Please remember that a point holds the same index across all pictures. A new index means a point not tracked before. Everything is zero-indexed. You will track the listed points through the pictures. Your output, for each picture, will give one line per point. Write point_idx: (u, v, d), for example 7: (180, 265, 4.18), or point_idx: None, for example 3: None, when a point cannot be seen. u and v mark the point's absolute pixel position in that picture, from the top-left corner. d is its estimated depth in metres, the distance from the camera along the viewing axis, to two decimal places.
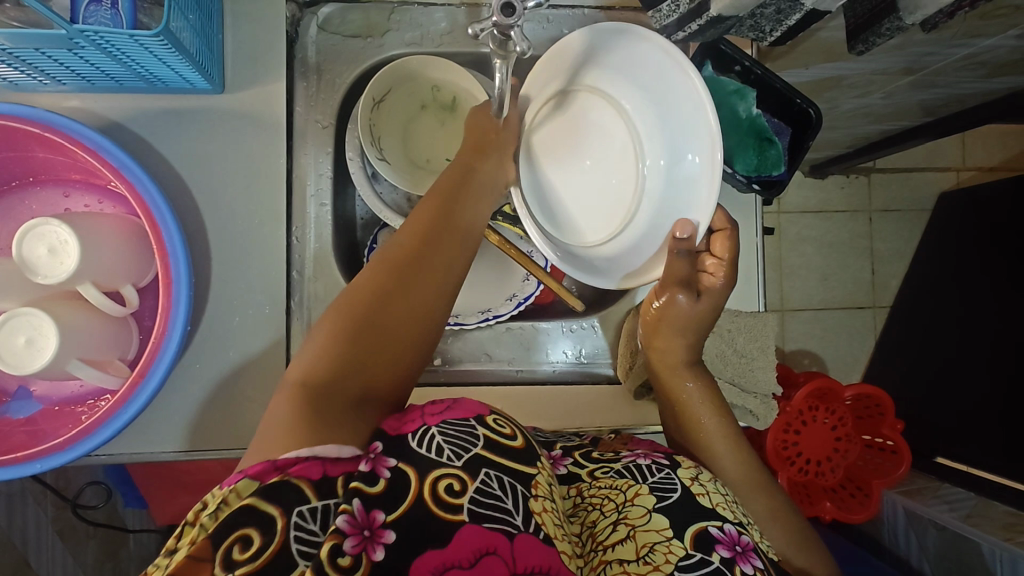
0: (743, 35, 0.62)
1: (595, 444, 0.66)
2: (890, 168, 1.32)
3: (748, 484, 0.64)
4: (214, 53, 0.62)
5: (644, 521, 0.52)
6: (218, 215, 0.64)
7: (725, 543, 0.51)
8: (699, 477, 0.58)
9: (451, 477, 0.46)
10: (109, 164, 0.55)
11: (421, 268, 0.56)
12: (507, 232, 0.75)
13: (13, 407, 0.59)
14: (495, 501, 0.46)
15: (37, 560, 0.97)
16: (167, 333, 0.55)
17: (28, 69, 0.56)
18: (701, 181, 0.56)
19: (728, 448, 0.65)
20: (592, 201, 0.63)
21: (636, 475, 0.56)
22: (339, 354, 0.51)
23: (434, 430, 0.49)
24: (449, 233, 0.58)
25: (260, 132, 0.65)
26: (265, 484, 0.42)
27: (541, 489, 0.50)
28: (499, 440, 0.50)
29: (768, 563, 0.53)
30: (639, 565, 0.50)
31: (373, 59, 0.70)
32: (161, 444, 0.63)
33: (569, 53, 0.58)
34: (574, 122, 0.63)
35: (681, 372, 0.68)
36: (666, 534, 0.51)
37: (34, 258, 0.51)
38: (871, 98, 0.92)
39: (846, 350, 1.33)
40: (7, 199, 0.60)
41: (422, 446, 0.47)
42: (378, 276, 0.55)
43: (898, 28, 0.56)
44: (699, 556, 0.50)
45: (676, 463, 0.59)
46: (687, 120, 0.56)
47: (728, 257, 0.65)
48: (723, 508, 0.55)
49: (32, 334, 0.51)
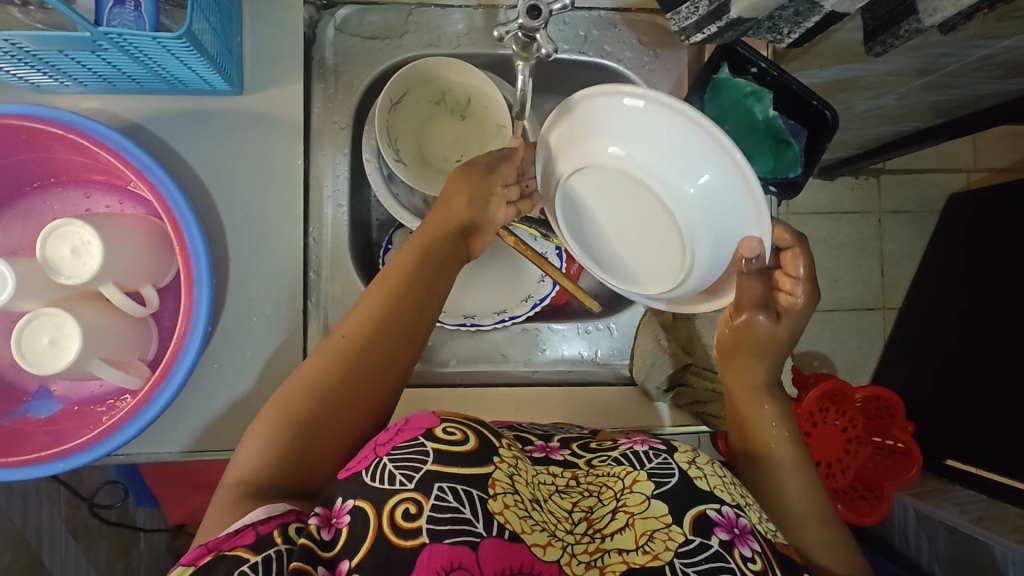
0: (761, 37, 0.62)
1: (592, 433, 0.65)
2: (899, 169, 1.32)
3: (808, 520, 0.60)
4: (232, 55, 0.62)
5: (642, 508, 0.53)
6: (236, 216, 0.64)
7: (724, 525, 0.51)
8: (696, 461, 0.57)
9: (407, 501, 0.46)
10: (131, 166, 0.55)
11: (377, 347, 0.57)
12: (523, 235, 0.76)
13: (34, 407, 0.60)
14: (453, 512, 0.46)
15: (51, 560, 0.95)
16: (189, 332, 0.56)
17: (51, 72, 0.56)
18: (731, 188, 0.50)
19: (794, 480, 0.61)
20: (637, 248, 0.60)
21: (633, 462, 0.57)
22: (280, 453, 0.52)
23: (384, 460, 0.49)
24: (420, 284, 0.61)
25: (278, 132, 0.65)
26: (197, 564, 0.43)
27: (499, 487, 0.49)
28: (450, 450, 0.50)
29: (767, 544, 0.52)
30: (638, 553, 0.49)
31: (390, 60, 0.70)
32: (178, 443, 0.63)
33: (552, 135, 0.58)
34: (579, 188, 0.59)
35: (758, 396, 0.63)
36: (665, 521, 0.52)
37: (56, 258, 0.52)
38: (884, 99, 0.92)
39: (856, 352, 1.33)
40: (28, 200, 0.61)
41: (375, 479, 0.47)
42: (324, 370, 0.55)
43: (916, 30, 0.56)
44: (698, 541, 0.50)
45: (673, 448, 0.59)
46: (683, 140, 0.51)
47: (806, 274, 0.58)
48: (720, 490, 0.55)
49: (55, 334, 0.51)
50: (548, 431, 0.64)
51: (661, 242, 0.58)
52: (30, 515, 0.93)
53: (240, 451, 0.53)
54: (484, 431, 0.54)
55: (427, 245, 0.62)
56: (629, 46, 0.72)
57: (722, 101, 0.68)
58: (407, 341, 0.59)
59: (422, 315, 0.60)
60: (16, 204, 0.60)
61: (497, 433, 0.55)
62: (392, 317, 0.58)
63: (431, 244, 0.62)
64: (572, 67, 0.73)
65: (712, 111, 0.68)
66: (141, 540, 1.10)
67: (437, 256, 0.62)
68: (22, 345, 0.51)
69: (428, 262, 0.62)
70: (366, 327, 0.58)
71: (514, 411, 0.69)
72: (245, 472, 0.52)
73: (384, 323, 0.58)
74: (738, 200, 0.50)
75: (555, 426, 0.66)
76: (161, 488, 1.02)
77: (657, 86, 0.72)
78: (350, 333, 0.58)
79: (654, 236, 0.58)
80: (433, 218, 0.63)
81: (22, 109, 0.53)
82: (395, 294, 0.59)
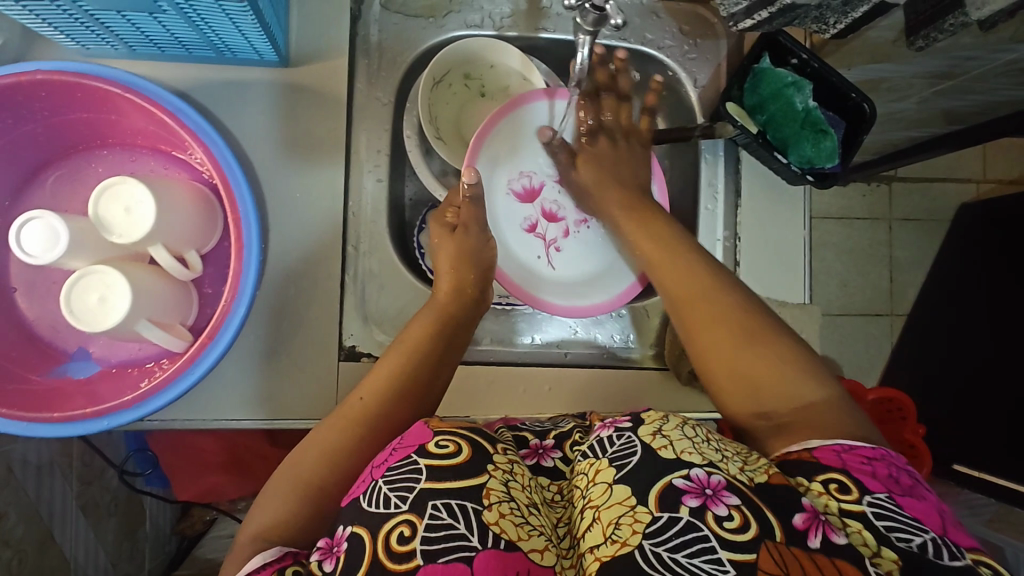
0: (806, 26, 0.66)
1: (589, 422, 0.59)
2: (911, 176, 1.29)
3: (725, 367, 0.54)
4: (282, 25, 0.63)
5: (605, 499, 0.45)
6: (280, 185, 0.64)
7: (694, 491, 0.44)
8: (662, 429, 0.49)
9: (402, 524, 0.43)
10: (186, 128, 0.55)
11: (387, 413, 0.54)
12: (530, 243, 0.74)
13: (73, 367, 0.60)
14: (448, 529, 0.43)
15: (61, 534, 0.88)
16: (238, 297, 0.55)
17: (105, 34, 0.57)
18: (559, 278, 0.72)
19: (719, 333, 0.55)
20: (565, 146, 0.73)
21: (597, 451, 0.49)
22: (300, 500, 0.49)
23: (380, 483, 0.46)
24: (434, 353, 0.59)
25: (320, 103, 0.65)
26: None
27: (494, 496, 0.45)
28: (436, 464, 0.46)
29: (752, 492, 0.44)
30: (607, 547, 0.43)
31: (433, 40, 0.71)
32: (210, 415, 0.63)
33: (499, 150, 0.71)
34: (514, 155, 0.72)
35: (670, 252, 0.62)
36: (630, 504, 0.44)
37: (109, 217, 0.52)
38: (905, 103, 0.90)
39: (862, 356, 1.29)
40: (73, 161, 0.61)
41: (372, 505, 0.45)
42: (339, 434, 0.52)
43: (962, 24, 0.59)
44: (666, 518, 0.43)
45: (638, 423, 0.50)
46: (514, 255, 0.72)
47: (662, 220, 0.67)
48: (688, 454, 0.47)
49: (104, 292, 0.52)
50: (548, 427, 0.59)
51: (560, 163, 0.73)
52: (43, 488, 0.87)
53: (258, 503, 0.50)
54: (473, 435, 0.49)
55: (446, 310, 0.63)
56: (669, 34, 0.73)
57: (762, 90, 0.69)
58: (417, 399, 0.56)
59: (434, 373, 0.58)
60: (62, 162, 0.61)
61: (493, 439, 0.50)
62: (404, 377, 0.56)
63: (451, 309, 0.63)
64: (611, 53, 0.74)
65: (751, 101, 0.69)
66: (148, 520, 1.07)
67: (455, 321, 0.63)
68: (72, 302, 0.51)
69: (445, 328, 0.61)
70: (393, 382, 0.56)
71: (547, 392, 0.69)
72: (263, 518, 0.49)
73: (405, 383, 0.56)
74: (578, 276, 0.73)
75: (557, 421, 0.61)
76: (173, 465, 0.95)
77: (696, 74, 0.73)
78: (368, 396, 0.55)
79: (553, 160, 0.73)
80: (446, 280, 0.65)
81: (78, 67, 0.53)
82: (416, 353, 0.58)
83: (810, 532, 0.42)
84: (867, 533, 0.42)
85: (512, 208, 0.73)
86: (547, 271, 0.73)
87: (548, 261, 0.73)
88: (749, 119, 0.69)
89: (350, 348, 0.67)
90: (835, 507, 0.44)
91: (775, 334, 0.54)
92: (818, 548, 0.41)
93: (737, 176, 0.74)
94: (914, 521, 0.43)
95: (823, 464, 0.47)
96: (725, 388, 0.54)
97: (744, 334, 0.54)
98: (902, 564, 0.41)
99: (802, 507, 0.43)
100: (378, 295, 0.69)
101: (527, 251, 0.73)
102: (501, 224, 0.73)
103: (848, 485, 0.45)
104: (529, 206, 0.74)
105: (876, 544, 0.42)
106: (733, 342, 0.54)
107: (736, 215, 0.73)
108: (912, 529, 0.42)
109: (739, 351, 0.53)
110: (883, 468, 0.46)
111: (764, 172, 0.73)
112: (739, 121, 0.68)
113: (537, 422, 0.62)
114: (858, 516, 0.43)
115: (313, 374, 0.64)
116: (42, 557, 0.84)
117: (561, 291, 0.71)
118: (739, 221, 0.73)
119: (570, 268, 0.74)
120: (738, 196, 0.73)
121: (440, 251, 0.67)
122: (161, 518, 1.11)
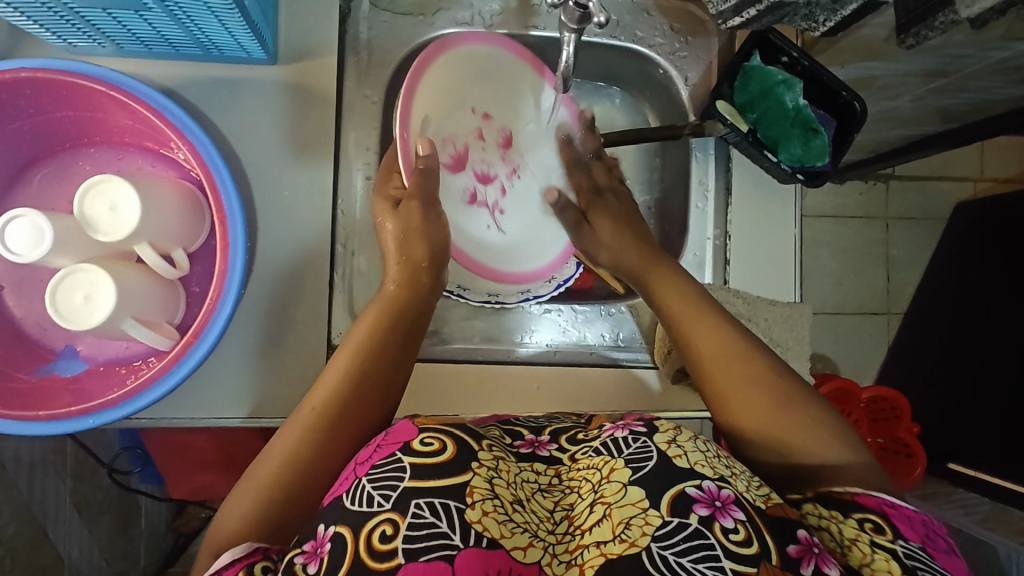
0: (796, 24, 0.67)
1: (588, 422, 0.57)
2: (903, 176, 1.28)
3: (759, 427, 0.51)
4: (270, 23, 0.62)
5: (619, 497, 0.45)
6: (269, 183, 0.64)
7: (705, 500, 0.44)
8: (677, 439, 0.49)
9: (384, 523, 0.43)
10: (171, 125, 0.55)
11: (350, 401, 0.51)
12: (480, 214, 0.72)
13: (60, 365, 0.60)
14: (430, 528, 0.43)
15: (54, 531, 0.88)
16: (224, 294, 0.55)
17: (92, 31, 0.57)
18: (507, 250, 0.73)
19: (756, 387, 0.52)
20: (480, 93, 0.69)
21: (611, 449, 0.49)
22: (272, 513, 0.47)
23: (365, 481, 0.45)
24: (394, 340, 0.56)
25: (307, 102, 0.65)
26: None
27: (477, 494, 0.44)
28: (426, 463, 0.46)
29: (752, 512, 0.44)
30: (615, 544, 0.43)
31: (424, 36, 0.71)
32: (197, 412, 0.62)
33: (433, 100, 0.64)
34: (441, 101, 0.65)
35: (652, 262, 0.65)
36: (642, 506, 0.45)
37: (95, 215, 0.52)
38: (898, 102, 0.89)
39: (858, 355, 1.28)
40: (60, 160, 0.61)
41: (356, 503, 0.44)
42: (303, 433, 0.49)
43: (951, 22, 0.58)
44: (675, 523, 0.43)
45: (653, 428, 0.50)
46: (469, 236, 0.71)
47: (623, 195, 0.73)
48: (702, 466, 0.47)
49: (89, 290, 0.51)
50: (542, 423, 0.57)
51: (472, 117, 0.70)
52: (35, 486, 0.87)
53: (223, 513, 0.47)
54: (461, 433, 0.49)
55: (394, 303, 0.58)
56: (660, 32, 0.73)
57: (751, 89, 0.69)
58: (385, 391, 0.53)
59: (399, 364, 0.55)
60: (48, 160, 0.61)
61: (477, 435, 0.50)
62: (369, 359, 0.53)
63: (402, 296, 0.59)
64: (602, 50, 0.74)
65: (741, 99, 0.69)
66: (142, 518, 1.07)
67: (406, 310, 0.58)
68: (56, 300, 0.51)
69: (399, 316, 0.57)
70: (343, 384, 0.52)
71: (537, 390, 0.70)
72: (226, 534, 0.46)
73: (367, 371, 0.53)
74: (526, 248, 0.74)
75: (550, 418, 0.60)
76: (165, 462, 0.95)
77: (687, 72, 0.73)
78: (320, 404, 0.51)
79: (467, 112, 0.69)
80: (397, 268, 0.61)
81: (63, 64, 0.53)
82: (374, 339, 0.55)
83: (803, 561, 0.43)
84: (893, 563, 0.43)
85: (450, 183, 0.69)
86: (501, 248, 0.73)
87: (497, 228, 0.73)
88: (739, 117, 0.69)
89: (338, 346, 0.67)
90: (868, 540, 0.45)
91: (807, 396, 0.52)
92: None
93: (728, 173, 0.74)
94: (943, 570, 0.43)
95: (861, 503, 0.47)
96: (753, 447, 0.52)
97: (780, 390, 0.52)
98: None
99: (796, 538, 0.44)
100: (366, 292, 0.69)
101: (476, 225, 0.72)
102: (451, 206, 0.70)
103: (883, 525, 0.45)
104: (463, 176, 0.71)
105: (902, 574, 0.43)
106: (769, 397, 0.52)
107: (727, 214, 0.73)
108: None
109: (774, 410, 0.51)
110: (922, 526, 0.47)
111: (755, 171, 0.73)
112: (729, 118, 0.68)
113: (530, 418, 0.60)
114: (886, 547, 0.44)
115: (301, 374, 0.64)
116: (34, 555, 0.84)
117: (508, 260, 0.72)
118: (729, 220, 0.73)
119: (516, 230, 0.74)
120: (729, 194, 0.73)
121: (384, 232, 0.63)
122: (156, 516, 1.10)
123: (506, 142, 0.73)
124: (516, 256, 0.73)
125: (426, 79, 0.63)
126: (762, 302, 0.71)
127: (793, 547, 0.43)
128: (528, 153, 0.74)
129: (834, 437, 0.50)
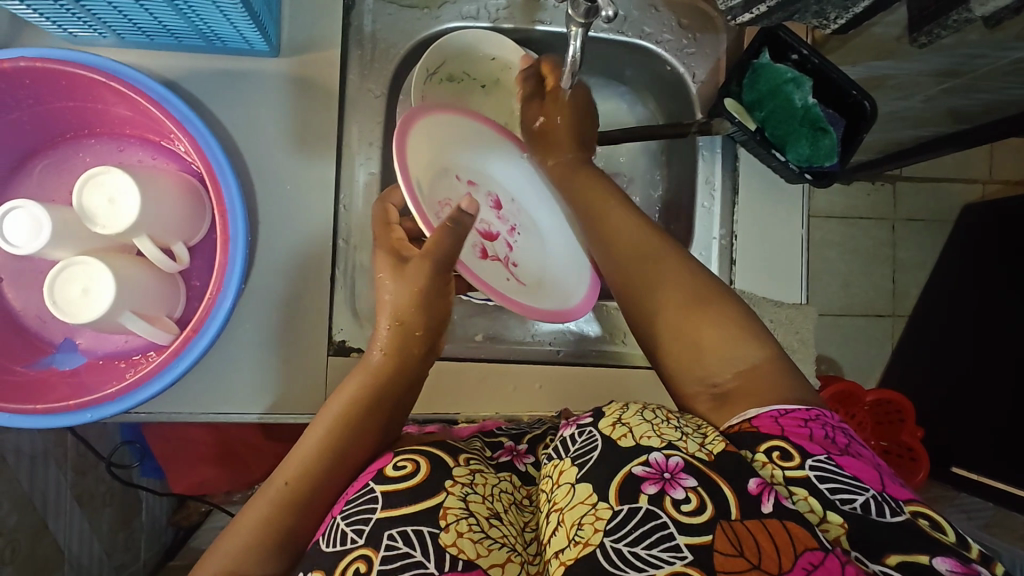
0: (808, 21, 0.66)
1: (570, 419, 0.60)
2: (915, 176, 1.27)
3: (672, 328, 0.54)
4: (273, 15, 0.61)
5: (568, 500, 0.44)
6: (270, 175, 0.63)
7: (652, 478, 0.43)
8: (622, 418, 0.48)
9: (358, 561, 0.42)
10: (170, 117, 0.55)
11: (327, 470, 0.50)
12: (495, 269, 0.64)
13: (58, 358, 0.60)
14: (404, 559, 0.42)
15: (55, 523, 0.88)
16: (222, 290, 0.55)
17: (92, 21, 0.56)
18: (537, 298, 0.65)
19: (666, 288, 0.55)
20: (460, 150, 0.65)
21: (560, 451, 0.48)
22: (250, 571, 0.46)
23: (339, 521, 0.45)
24: (378, 405, 0.53)
25: (308, 95, 0.64)
26: None
27: (451, 516, 0.44)
28: (398, 489, 0.45)
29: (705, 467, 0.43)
30: (571, 549, 0.41)
31: (427, 31, 0.70)
32: (200, 407, 0.62)
33: (421, 152, 0.59)
34: (427, 149, 0.60)
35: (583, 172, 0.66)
36: (591, 501, 0.43)
37: (93, 207, 0.52)
38: (911, 100, 0.87)
39: (863, 358, 1.28)
40: (60, 151, 0.61)
41: (329, 543, 0.44)
42: (274, 499, 0.48)
43: (965, 20, 0.57)
44: (626, 510, 0.42)
45: (599, 415, 0.49)
46: (497, 285, 0.63)
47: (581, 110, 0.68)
48: (647, 439, 0.45)
49: (86, 283, 0.51)
50: (524, 430, 0.58)
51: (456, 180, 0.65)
52: (37, 479, 0.86)
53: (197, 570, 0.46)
54: (436, 453, 0.49)
55: (383, 372, 0.55)
56: (668, 28, 0.72)
57: (760, 86, 0.67)
58: (366, 450, 0.52)
59: (384, 424, 0.54)
60: (47, 152, 0.60)
61: (456, 451, 0.50)
62: (344, 420, 0.52)
63: (391, 364, 0.56)
64: (607, 45, 0.73)
65: (749, 97, 0.68)
66: (142, 512, 1.07)
67: (389, 373, 0.55)
68: (55, 293, 0.51)
69: (383, 377, 0.55)
70: (320, 455, 0.50)
71: (539, 388, 0.69)
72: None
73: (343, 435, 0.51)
74: (552, 295, 0.67)
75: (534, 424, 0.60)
76: (165, 455, 0.95)
77: (695, 69, 0.72)
78: (294, 477, 0.49)
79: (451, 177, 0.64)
80: (386, 331, 0.57)
81: (64, 55, 0.52)
82: (356, 407, 0.52)
83: (762, 497, 0.41)
84: (813, 500, 0.42)
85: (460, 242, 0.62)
86: (533, 298, 0.65)
87: (515, 279, 0.66)
88: (747, 115, 0.68)
89: (340, 343, 0.67)
90: (781, 476, 0.43)
91: (716, 295, 0.54)
92: (770, 512, 0.41)
93: (734, 173, 0.73)
94: (854, 480, 0.42)
95: (763, 434, 0.46)
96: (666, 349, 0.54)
97: (689, 291, 0.54)
98: (848, 527, 0.41)
99: (756, 475, 0.43)
100: (368, 289, 0.68)
101: (498, 278, 0.64)
102: (469, 262, 0.62)
103: (789, 450, 0.44)
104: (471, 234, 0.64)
105: (823, 510, 0.41)
106: (677, 299, 0.54)
107: (733, 214, 0.72)
108: (854, 488, 0.42)
109: (682, 309, 0.53)
110: (819, 429, 0.45)
111: (761, 171, 0.72)
112: (737, 117, 0.67)
113: (514, 426, 0.61)
114: (801, 482, 0.43)
115: (299, 371, 0.63)
116: (36, 546, 0.84)
117: (541, 303, 0.65)
118: (735, 220, 0.72)
119: (532, 281, 0.68)
120: (735, 193, 0.72)
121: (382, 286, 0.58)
122: (157, 510, 1.10)
123: (496, 203, 0.69)
124: (548, 301, 0.65)
125: (412, 137, 0.58)
126: (766, 304, 0.71)
127: (752, 485, 0.42)
128: (520, 209, 0.71)
129: (744, 338, 0.51)
